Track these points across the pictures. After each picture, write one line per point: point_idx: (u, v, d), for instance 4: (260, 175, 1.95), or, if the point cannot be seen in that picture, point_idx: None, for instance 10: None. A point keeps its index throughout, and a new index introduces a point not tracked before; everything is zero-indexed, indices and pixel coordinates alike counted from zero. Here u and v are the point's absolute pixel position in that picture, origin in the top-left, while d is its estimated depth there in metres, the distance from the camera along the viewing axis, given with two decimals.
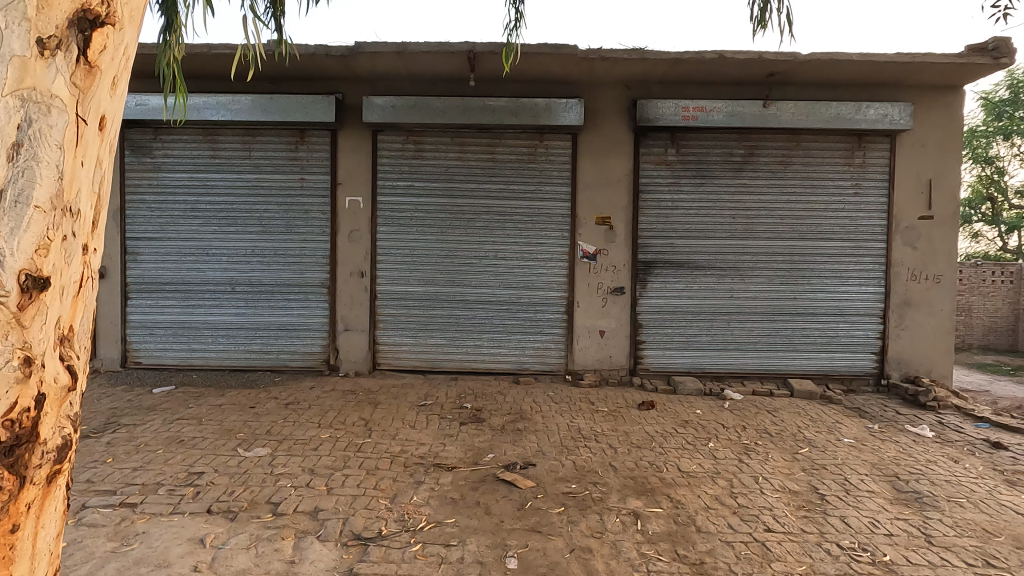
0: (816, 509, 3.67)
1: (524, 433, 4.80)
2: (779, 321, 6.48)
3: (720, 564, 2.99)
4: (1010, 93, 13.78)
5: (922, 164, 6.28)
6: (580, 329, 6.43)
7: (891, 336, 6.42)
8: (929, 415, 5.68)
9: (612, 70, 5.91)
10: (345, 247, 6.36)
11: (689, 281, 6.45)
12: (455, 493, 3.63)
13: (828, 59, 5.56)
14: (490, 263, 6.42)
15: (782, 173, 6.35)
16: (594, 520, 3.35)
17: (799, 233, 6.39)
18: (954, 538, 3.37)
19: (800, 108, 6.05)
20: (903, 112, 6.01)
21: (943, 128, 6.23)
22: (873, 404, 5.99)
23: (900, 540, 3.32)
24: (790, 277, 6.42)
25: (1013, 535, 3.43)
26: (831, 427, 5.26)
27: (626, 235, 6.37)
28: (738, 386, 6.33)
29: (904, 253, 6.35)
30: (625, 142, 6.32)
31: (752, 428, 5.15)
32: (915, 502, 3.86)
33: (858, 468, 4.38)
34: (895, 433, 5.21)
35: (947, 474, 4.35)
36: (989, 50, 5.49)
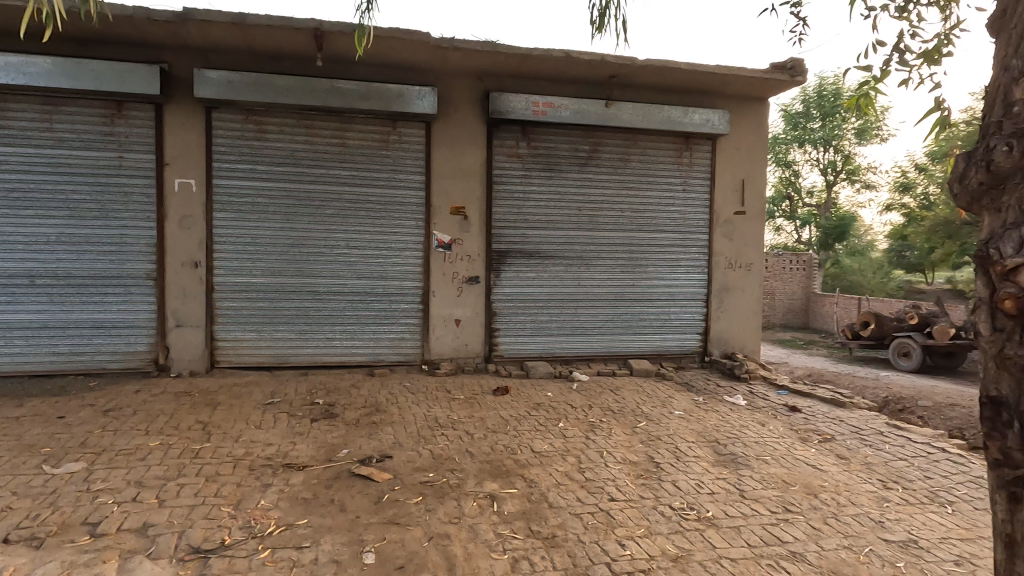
0: (652, 477, 4.05)
1: (380, 425, 4.72)
2: (620, 306, 7.00)
3: (570, 535, 3.19)
4: (803, 106, 16.19)
5: (737, 165, 7.12)
6: (435, 318, 6.43)
7: (714, 318, 7.22)
8: (742, 386, 6.51)
9: (465, 60, 5.95)
10: (174, 234, 5.76)
11: (540, 270, 6.72)
12: (307, 492, 3.48)
13: (661, 65, 6.09)
14: (342, 252, 6.18)
15: (623, 169, 6.83)
16: (451, 506, 3.40)
17: (637, 225, 6.94)
18: (760, 491, 3.90)
19: (636, 110, 6.56)
20: (721, 118, 6.77)
21: (753, 134, 7.11)
22: (698, 378, 6.73)
23: (720, 497, 3.78)
24: (629, 266, 6.96)
25: (805, 484, 4.06)
26: (664, 401, 5.82)
27: (480, 225, 6.48)
28: (585, 368, 6.76)
29: (723, 244, 7.16)
30: (478, 133, 6.39)
31: (597, 407, 5.54)
32: (731, 462, 4.41)
33: (686, 436, 4.89)
34: (715, 403, 5.90)
35: (756, 436, 5.02)
36: (787, 68, 6.39)
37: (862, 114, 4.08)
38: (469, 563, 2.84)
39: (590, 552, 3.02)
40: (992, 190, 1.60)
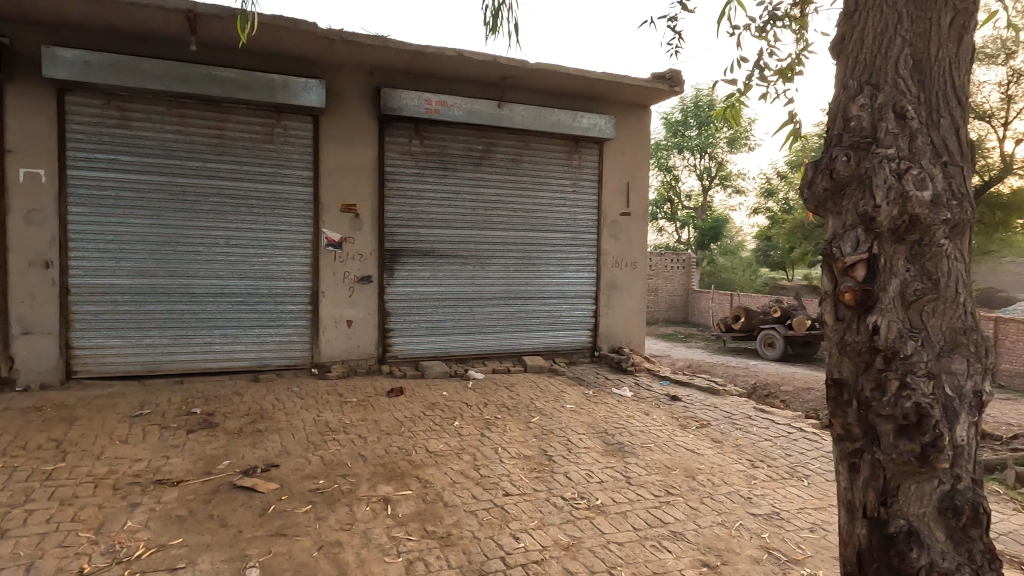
0: (545, 470, 4.16)
1: (265, 433, 4.47)
2: (514, 305, 7.11)
3: (465, 532, 3.20)
4: (682, 115, 17.34)
5: (622, 169, 7.48)
6: (326, 319, 6.19)
7: (602, 314, 7.54)
8: (629, 378, 6.86)
9: (354, 53, 5.78)
10: (19, 230, 5.12)
11: (434, 269, 6.68)
12: (182, 509, 3.23)
13: (551, 69, 6.26)
14: (221, 251, 5.79)
15: (515, 169, 6.95)
16: (343, 512, 3.30)
17: (530, 225, 7.09)
18: (645, 477, 4.13)
19: (528, 112, 6.70)
20: (608, 123, 7.08)
21: (636, 140, 7.51)
22: (588, 372, 7.00)
23: (608, 485, 3.97)
24: (523, 265, 7.10)
25: (684, 467, 4.35)
26: (557, 396, 6.00)
27: (372, 223, 6.32)
28: (480, 366, 6.81)
29: (610, 244, 7.49)
30: (370, 129, 6.23)
31: (492, 404, 5.60)
32: (619, 451, 4.63)
33: (577, 428, 5.08)
34: (605, 395, 6.17)
35: (641, 425, 5.31)
36: (666, 78, 6.79)
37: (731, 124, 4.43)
38: (362, 570, 2.77)
39: (485, 547, 3.05)
40: (833, 195, 1.81)
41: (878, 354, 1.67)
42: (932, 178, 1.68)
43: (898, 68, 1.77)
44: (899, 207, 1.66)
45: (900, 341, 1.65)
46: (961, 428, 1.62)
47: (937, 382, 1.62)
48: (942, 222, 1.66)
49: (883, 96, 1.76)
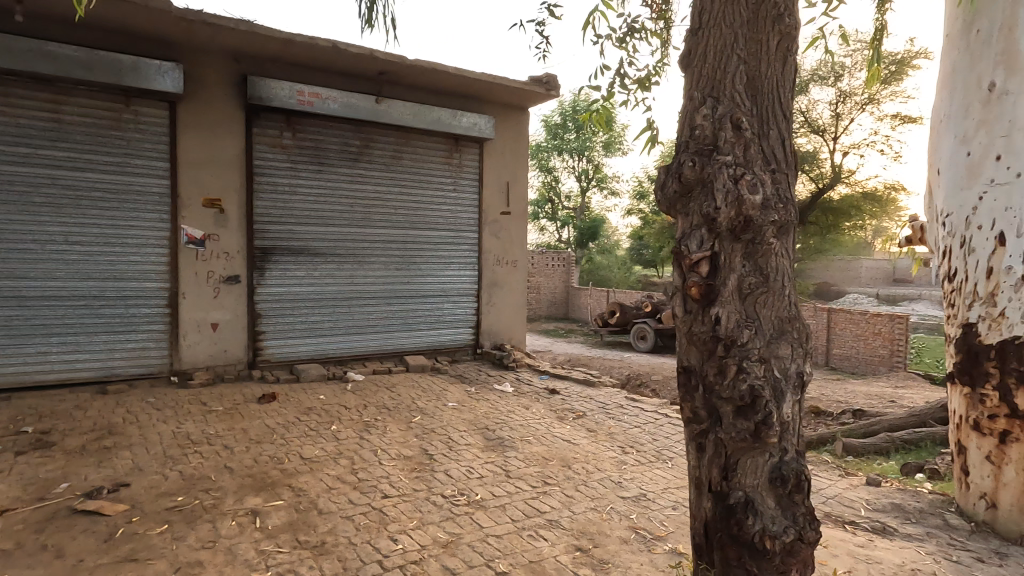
0: (425, 469, 4.13)
1: (114, 450, 4.05)
2: (395, 304, 6.99)
3: (340, 539, 3.10)
4: (561, 118, 18.00)
5: (502, 169, 7.60)
6: (186, 323, 5.71)
7: (484, 312, 7.62)
8: (510, 374, 7.01)
9: (216, 37, 5.38)
10: None
11: (309, 267, 6.39)
12: (7, 542, 2.84)
13: (430, 67, 6.23)
14: (58, 249, 5.15)
15: (394, 166, 6.83)
16: (205, 530, 3.07)
17: (410, 223, 7.00)
18: (524, 469, 4.24)
19: (407, 108, 6.61)
20: (487, 123, 7.17)
21: (515, 141, 7.67)
22: (471, 370, 7.05)
23: (488, 479, 4.03)
24: (403, 263, 6.99)
25: (561, 457, 4.53)
26: (439, 395, 5.98)
27: (239, 219, 5.93)
28: (360, 367, 6.62)
29: (490, 243, 7.59)
30: (235, 119, 5.83)
31: (372, 406, 5.47)
32: (499, 446, 4.72)
33: (459, 426, 5.10)
34: (486, 392, 6.25)
35: (522, 419, 5.44)
36: (543, 82, 7.02)
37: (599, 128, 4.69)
38: None
39: (361, 552, 2.98)
40: (682, 198, 1.97)
41: (720, 342, 1.84)
42: (762, 183, 1.87)
43: (734, 83, 1.96)
44: (736, 208, 1.84)
45: (737, 330, 1.83)
46: (787, 406, 1.83)
47: (767, 365, 1.82)
48: (771, 223, 1.86)
49: (722, 108, 1.94)
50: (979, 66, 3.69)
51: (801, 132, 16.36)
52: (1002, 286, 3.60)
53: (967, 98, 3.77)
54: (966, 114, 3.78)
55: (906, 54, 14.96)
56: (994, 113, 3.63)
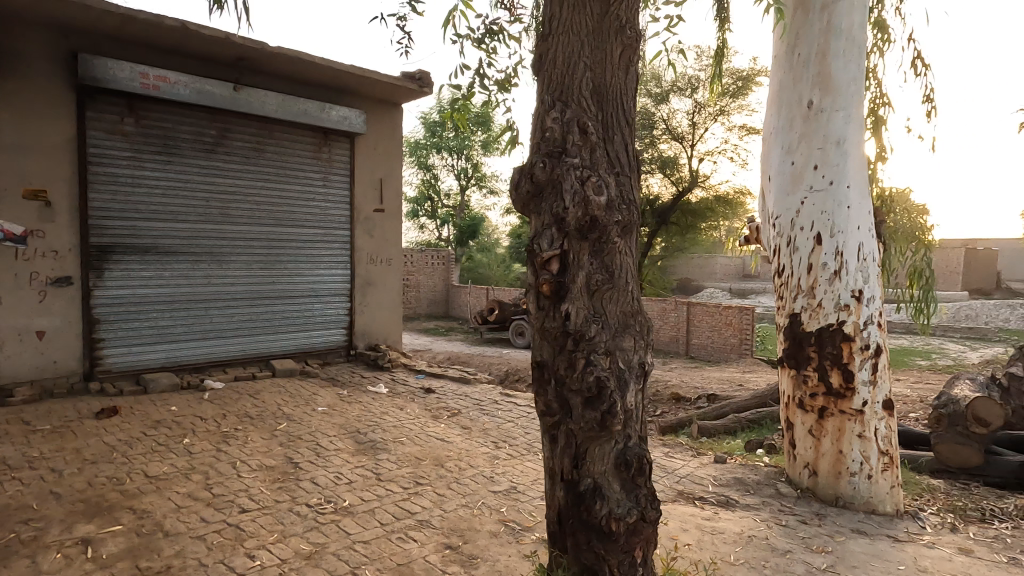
0: (289, 479, 3.93)
1: None
2: (259, 305, 6.57)
3: (189, 562, 2.86)
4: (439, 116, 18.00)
5: (375, 165, 7.41)
6: (3, 332, 4.98)
7: (357, 312, 7.38)
8: (384, 374, 6.88)
9: (36, 6, 4.73)
10: None
11: (158, 267, 5.83)
12: None
13: (294, 56, 5.92)
14: None
15: (256, 159, 6.41)
16: (20, 567, 2.69)
17: (275, 219, 6.62)
18: (395, 471, 4.17)
19: (270, 98, 6.23)
20: (358, 117, 6.94)
21: (388, 138, 7.51)
22: (343, 372, 6.81)
23: (357, 484, 3.91)
24: (268, 262, 6.60)
25: (434, 457, 4.51)
26: (307, 399, 5.71)
27: (69, 213, 5.26)
28: (219, 374, 6.13)
29: (363, 240, 7.37)
30: (64, 101, 5.17)
31: (232, 415, 5.11)
32: (370, 449, 4.60)
33: (328, 430, 4.91)
34: (359, 394, 6.08)
35: (395, 420, 5.35)
36: (416, 79, 7.02)
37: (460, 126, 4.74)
38: None
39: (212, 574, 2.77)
40: (534, 197, 2.04)
41: (569, 337, 1.94)
42: (607, 185, 1.98)
43: (581, 89, 2.05)
44: (582, 208, 1.93)
45: (585, 325, 1.93)
46: (630, 395, 1.96)
47: (612, 357, 1.93)
48: (615, 223, 1.98)
49: (570, 112, 2.03)
50: (799, 85, 4.16)
51: (663, 138, 17.58)
52: (819, 280, 4.10)
53: (790, 113, 4.24)
54: (790, 128, 4.25)
55: (750, 71, 16.58)
56: (812, 128, 4.12)
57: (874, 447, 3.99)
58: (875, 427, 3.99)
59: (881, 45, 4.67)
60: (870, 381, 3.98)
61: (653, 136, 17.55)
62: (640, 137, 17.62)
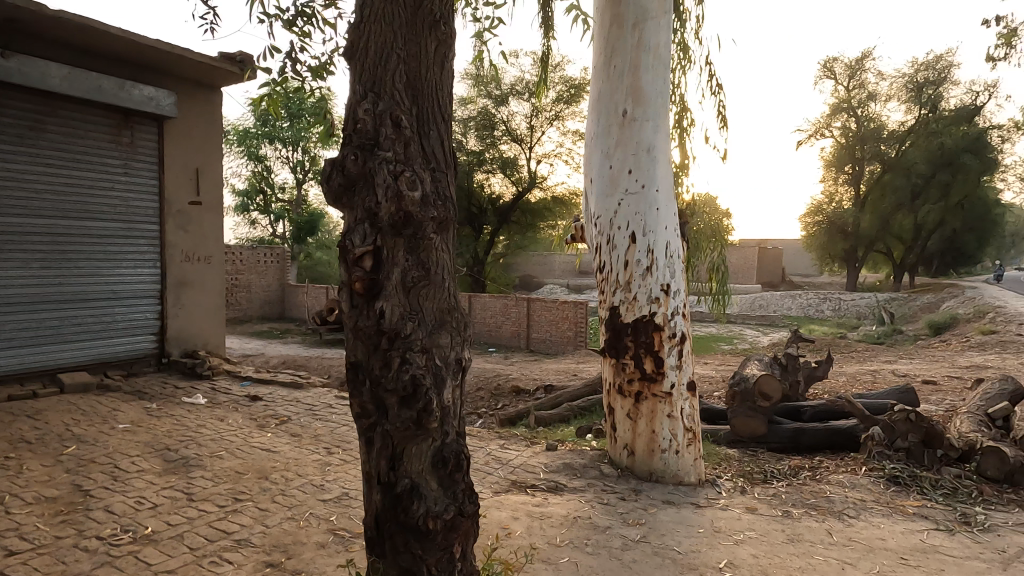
0: (76, 510, 3.40)
1: None
2: (42, 311, 5.62)
3: None
4: None
5: (189, 152, 6.69)
6: None
7: (170, 316, 6.59)
8: (203, 384, 6.27)
9: None
10: None
11: None
12: None
13: (82, 23, 5.15)
14: None
15: (34, 140, 5.48)
16: None
17: (62, 211, 5.71)
18: (211, 489, 3.80)
19: (53, 69, 5.31)
20: (167, 99, 6.21)
21: (205, 123, 6.83)
22: (152, 383, 6.06)
23: (164, 508, 3.50)
24: (54, 260, 5.67)
25: (257, 469, 4.19)
26: (105, 417, 5.00)
27: None
28: None
29: (176, 236, 6.62)
30: None
31: (2, 441, 4.31)
32: (182, 467, 4.14)
33: (130, 450, 4.34)
34: (171, 407, 5.46)
35: (214, 433, 4.88)
36: (236, 61, 6.51)
37: (276, 113, 4.43)
38: None
39: None
40: (346, 191, 2.01)
41: (384, 336, 1.96)
42: (421, 180, 2.00)
43: (394, 80, 2.04)
44: (395, 204, 1.94)
45: (400, 323, 1.95)
46: (446, 392, 2.04)
47: (428, 355, 1.99)
48: (431, 219, 2.00)
49: (383, 104, 2.01)
50: (615, 95, 4.49)
51: (503, 139, 18.07)
52: (635, 275, 4.45)
53: (608, 120, 4.55)
54: (608, 134, 4.56)
55: (581, 81, 17.64)
56: (626, 135, 4.47)
57: (680, 425, 4.41)
58: (681, 407, 4.43)
59: (683, 64, 5.20)
60: (676, 366, 4.39)
61: (493, 137, 17.97)
62: (481, 137, 17.94)
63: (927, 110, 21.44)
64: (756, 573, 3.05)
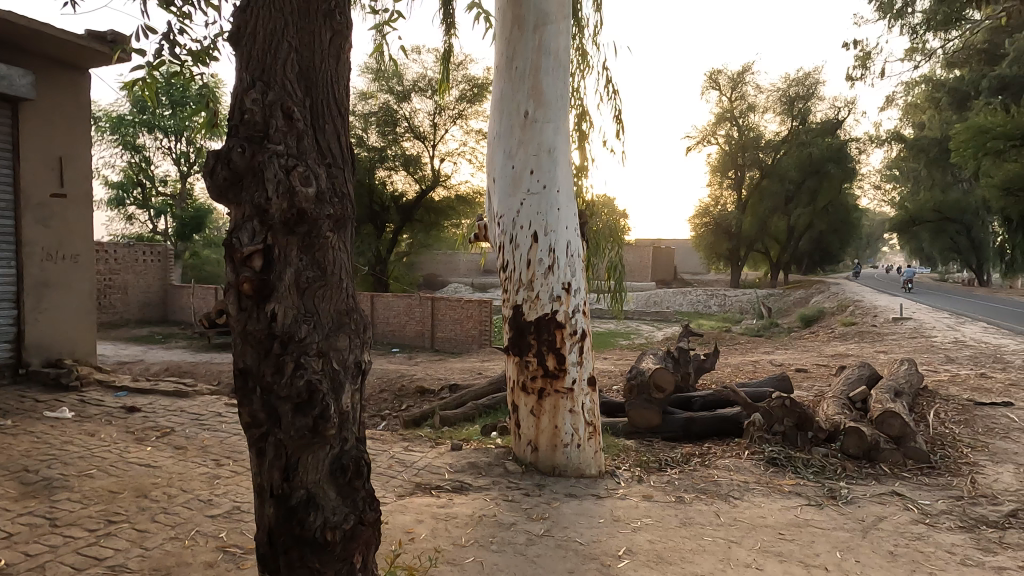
0: None
1: None
2: None
3: None
4: None
5: (50, 139, 6.00)
6: None
7: (29, 321, 5.89)
8: (70, 396, 5.67)
9: None
10: None
11: None
12: None
13: None
14: None
15: None
16: None
17: None
18: (79, 512, 3.43)
19: None
20: (23, 79, 5.55)
21: (69, 107, 6.16)
22: (7, 397, 5.38)
23: (21, 537, 3.12)
24: None
25: (135, 487, 3.84)
26: None
27: None
28: None
29: (35, 232, 5.92)
30: None
31: None
32: (44, 490, 3.71)
33: None
34: (31, 423, 4.88)
35: (83, 450, 4.42)
36: (107, 41, 5.93)
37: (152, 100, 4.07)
38: None
39: None
40: (232, 185, 1.91)
41: (276, 340, 1.87)
42: (315, 175, 1.93)
43: (285, 69, 1.95)
44: (288, 200, 1.86)
45: (294, 326, 1.87)
46: (345, 397, 1.98)
47: (325, 359, 1.92)
48: (327, 216, 1.94)
49: (272, 94, 1.92)
50: (517, 96, 4.54)
51: (405, 137, 17.78)
52: (537, 274, 4.53)
53: (510, 121, 4.59)
54: (510, 135, 4.59)
55: (484, 80, 17.72)
56: (528, 136, 4.52)
57: (582, 419, 4.53)
58: (582, 402, 4.54)
59: (582, 69, 5.34)
60: (578, 362, 4.51)
61: (395, 133, 17.63)
62: (382, 133, 17.54)
63: (797, 122, 23.52)
64: (653, 558, 3.20)
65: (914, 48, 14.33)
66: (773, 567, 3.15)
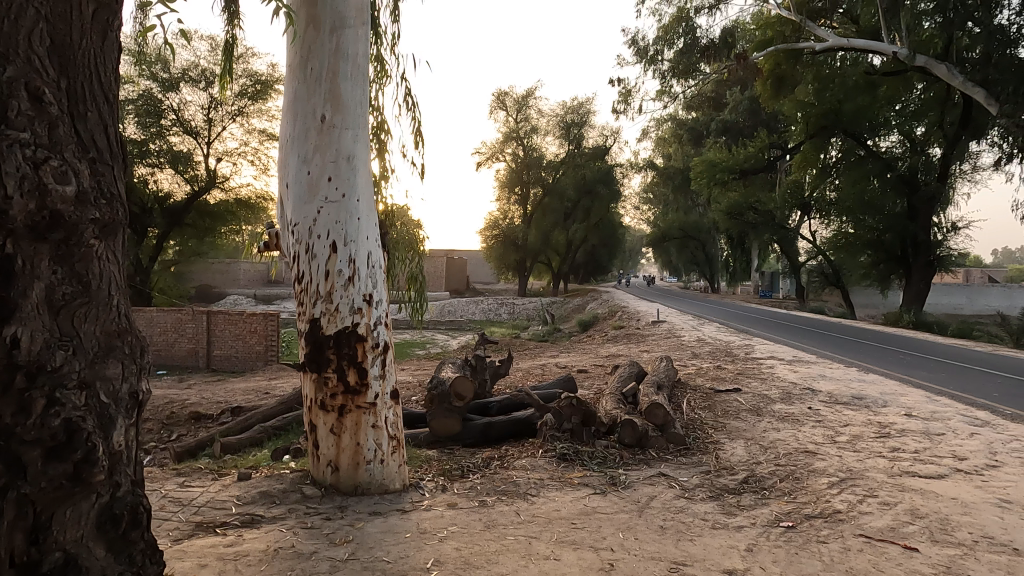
0: None
1: None
2: None
3: None
4: None
5: None
6: None
7: None
8: None
9: None
10: None
11: None
12: None
13: None
14: None
15: None
16: None
17: None
18: None
19: None
20: None
21: None
22: None
23: None
24: None
25: None
26: None
27: None
28: None
29: None
30: None
31: None
32: None
33: None
34: None
35: None
36: None
37: None
38: None
39: None
40: None
41: (19, 372, 1.61)
42: (75, 173, 1.70)
43: (31, 42, 1.68)
44: (36, 200, 1.62)
45: (45, 354, 1.65)
46: (117, 434, 1.80)
47: (88, 391, 1.72)
48: (90, 221, 1.74)
49: (12, 70, 1.64)
50: (312, 98, 4.30)
51: (172, 130, 15.76)
52: (336, 286, 4.32)
53: (305, 123, 4.33)
54: (305, 138, 4.34)
55: (268, 77, 16.50)
56: (325, 141, 4.31)
57: (385, 434, 4.42)
58: (385, 416, 4.42)
59: (380, 78, 5.27)
60: (380, 375, 4.39)
61: (159, 126, 15.50)
62: (142, 125, 15.30)
63: (573, 145, 26.01)
64: (460, 565, 3.25)
65: (662, 90, 16.84)
66: (568, 555, 3.41)
